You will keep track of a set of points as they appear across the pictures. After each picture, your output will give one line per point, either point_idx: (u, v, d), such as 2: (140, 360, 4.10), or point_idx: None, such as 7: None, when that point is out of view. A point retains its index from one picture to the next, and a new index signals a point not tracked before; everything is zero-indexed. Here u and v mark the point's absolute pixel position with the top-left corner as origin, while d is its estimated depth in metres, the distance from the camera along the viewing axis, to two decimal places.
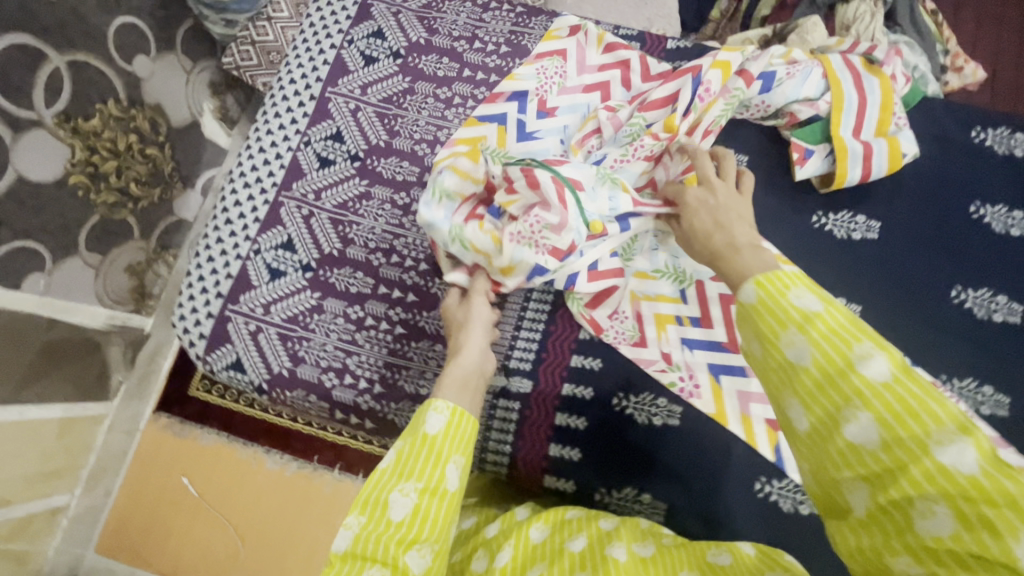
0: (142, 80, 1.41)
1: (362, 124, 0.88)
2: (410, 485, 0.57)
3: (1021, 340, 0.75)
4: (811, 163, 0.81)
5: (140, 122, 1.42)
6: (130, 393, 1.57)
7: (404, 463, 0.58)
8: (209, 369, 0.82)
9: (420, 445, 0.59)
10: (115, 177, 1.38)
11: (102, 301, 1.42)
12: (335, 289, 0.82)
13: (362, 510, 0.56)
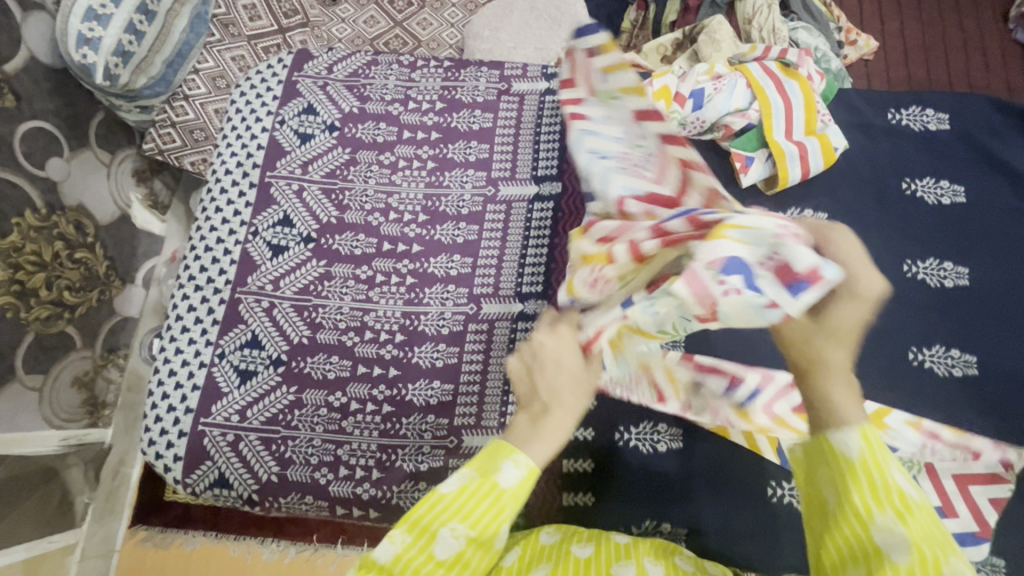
0: (59, 184, 1.33)
1: (309, 204, 0.86)
2: (462, 528, 0.51)
3: (973, 299, 0.80)
4: (754, 169, 0.84)
5: (64, 227, 1.34)
6: (99, 513, 1.46)
7: (467, 501, 0.52)
8: (191, 491, 0.76)
9: (487, 489, 0.52)
10: (45, 290, 1.29)
11: (53, 423, 1.34)
12: (312, 379, 0.78)
13: (410, 530, 0.52)
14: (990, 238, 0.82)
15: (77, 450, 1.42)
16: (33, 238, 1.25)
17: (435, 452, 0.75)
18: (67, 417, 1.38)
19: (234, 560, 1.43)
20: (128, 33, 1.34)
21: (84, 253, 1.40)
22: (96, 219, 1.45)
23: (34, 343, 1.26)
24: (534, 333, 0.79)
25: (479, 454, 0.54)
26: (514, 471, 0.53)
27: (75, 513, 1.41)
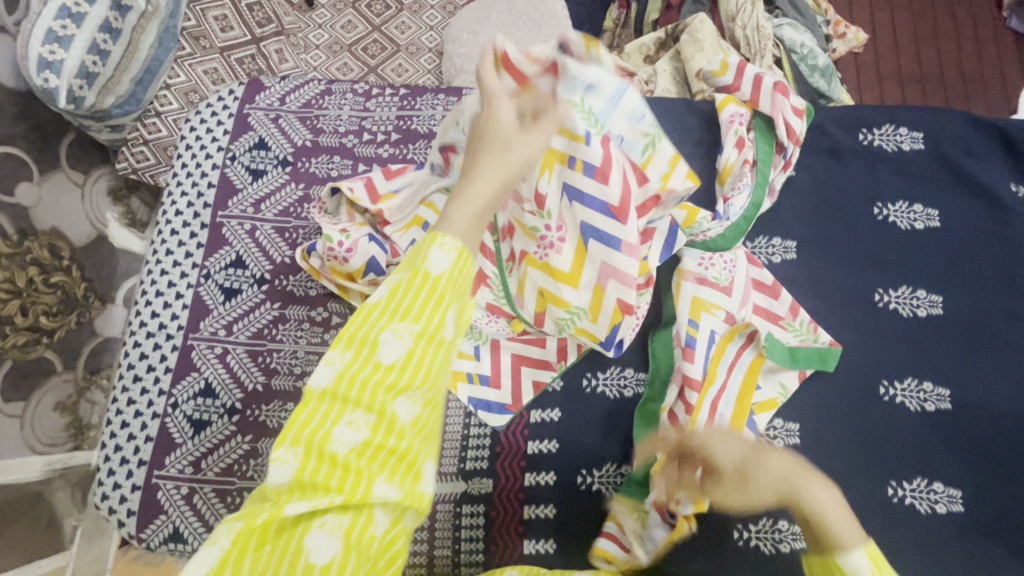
0: (30, 209, 1.31)
1: (262, 244, 0.83)
2: (405, 327, 0.51)
3: (947, 329, 0.77)
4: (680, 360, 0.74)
5: (38, 251, 1.32)
6: (88, 535, 1.46)
7: (398, 301, 0.52)
8: (147, 545, 0.75)
9: (418, 282, 0.52)
10: (21, 317, 1.27)
11: (35, 449, 1.33)
12: (267, 428, 0.76)
13: (349, 348, 0.52)
14: (967, 264, 0.80)
15: (62, 475, 1.41)
16: (5, 266, 1.23)
17: None
18: (50, 442, 1.37)
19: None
20: (91, 53, 1.31)
21: (61, 277, 1.39)
22: (72, 242, 1.43)
23: (13, 370, 1.26)
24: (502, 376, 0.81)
25: (409, 256, 0.54)
26: (443, 257, 0.52)
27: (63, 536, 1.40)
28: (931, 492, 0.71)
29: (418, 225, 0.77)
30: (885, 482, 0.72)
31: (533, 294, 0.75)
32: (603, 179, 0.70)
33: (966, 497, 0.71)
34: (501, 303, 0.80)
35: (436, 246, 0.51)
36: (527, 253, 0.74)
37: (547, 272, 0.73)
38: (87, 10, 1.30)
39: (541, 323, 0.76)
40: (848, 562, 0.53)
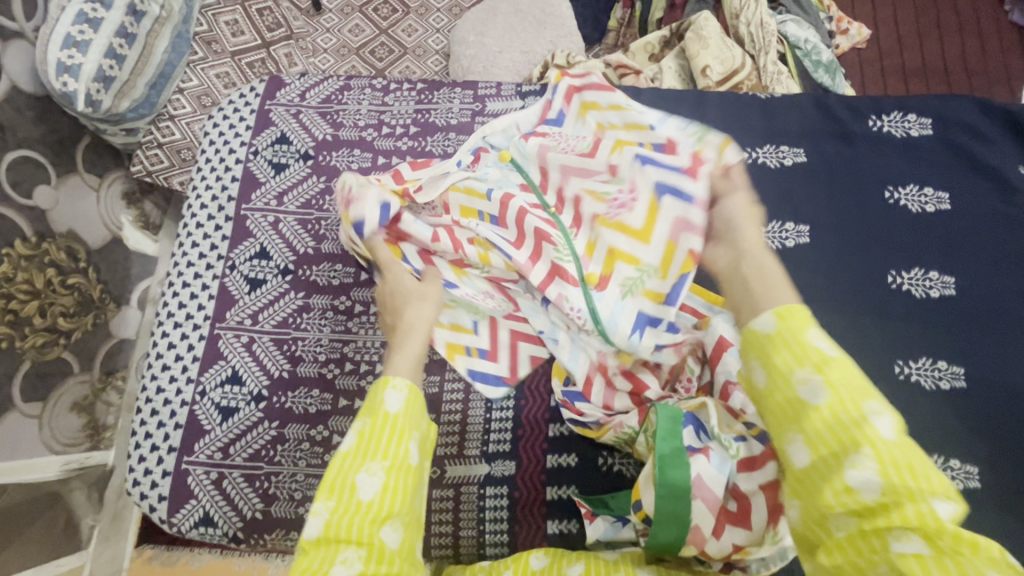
0: (48, 212, 1.33)
1: (285, 235, 0.85)
2: (377, 465, 0.58)
3: (960, 309, 0.79)
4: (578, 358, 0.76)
5: (56, 253, 1.34)
6: (106, 535, 1.48)
7: (365, 445, 0.59)
8: (177, 530, 0.76)
9: (381, 422, 0.60)
10: (39, 318, 1.30)
11: (54, 448, 1.35)
12: (293, 414, 0.78)
13: (331, 496, 0.57)
14: (978, 245, 0.81)
15: (79, 475, 1.43)
16: (24, 267, 1.25)
17: None
18: (68, 442, 1.40)
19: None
20: (107, 58, 1.34)
21: (78, 279, 1.41)
22: (88, 244, 1.45)
23: (31, 370, 1.28)
24: None
25: (365, 405, 0.63)
26: (397, 397, 0.62)
27: (81, 536, 1.42)
28: (949, 469, 0.72)
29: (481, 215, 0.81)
30: None
31: (603, 254, 0.76)
32: (671, 151, 0.73)
33: (984, 473, 0.72)
34: (564, 262, 0.76)
35: (390, 389, 0.62)
36: (597, 216, 0.77)
37: (619, 229, 0.75)
38: (104, 15, 1.33)
39: (604, 285, 0.75)
40: (859, 476, 0.48)
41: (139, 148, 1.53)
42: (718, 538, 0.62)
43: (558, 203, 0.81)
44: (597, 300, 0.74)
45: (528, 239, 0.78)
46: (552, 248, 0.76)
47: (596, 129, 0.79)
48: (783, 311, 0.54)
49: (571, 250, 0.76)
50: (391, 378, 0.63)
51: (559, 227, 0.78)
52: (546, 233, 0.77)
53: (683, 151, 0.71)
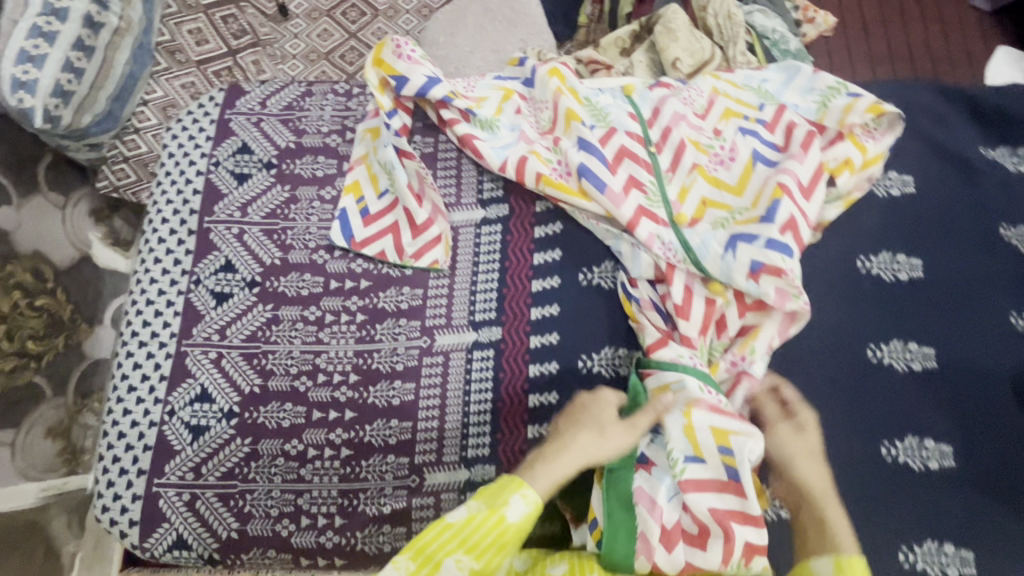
0: (11, 233, 1.28)
1: (250, 246, 0.83)
2: (468, 559, 0.61)
3: (929, 290, 0.79)
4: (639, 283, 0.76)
5: (22, 275, 1.30)
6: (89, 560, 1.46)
7: (470, 533, 0.62)
8: (150, 554, 0.74)
9: (493, 523, 0.62)
10: (8, 343, 1.26)
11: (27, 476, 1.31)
12: (266, 429, 0.76)
13: (415, 557, 0.61)
14: (945, 226, 0.82)
15: (58, 500, 1.39)
16: None
17: (397, 493, 0.74)
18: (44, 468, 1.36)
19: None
20: (65, 73, 1.30)
21: (46, 300, 1.37)
22: (55, 264, 1.40)
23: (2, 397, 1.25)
24: (492, 347, 0.79)
25: (488, 490, 0.64)
26: (519, 506, 0.64)
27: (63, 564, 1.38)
28: (923, 449, 0.74)
29: (577, 120, 0.84)
30: (878, 441, 0.75)
31: (696, 201, 0.81)
32: (770, 126, 0.84)
33: (957, 452, 0.73)
34: (653, 207, 0.80)
35: (518, 499, 0.63)
36: (698, 166, 0.83)
37: (714, 182, 0.82)
38: (60, 28, 1.30)
39: (696, 224, 0.79)
40: None
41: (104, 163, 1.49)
42: (669, 553, 0.64)
43: (660, 139, 0.85)
44: (687, 234, 0.78)
45: (621, 172, 0.82)
46: (643, 195, 0.81)
47: (712, 92, 0.89)
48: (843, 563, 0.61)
49: (662, 195, 0.81)
50: (522, 488, 0.64)
51: (654, 171, 0.82)
52: (636, 182, 0.81)
53: (782, 126, 0.83)
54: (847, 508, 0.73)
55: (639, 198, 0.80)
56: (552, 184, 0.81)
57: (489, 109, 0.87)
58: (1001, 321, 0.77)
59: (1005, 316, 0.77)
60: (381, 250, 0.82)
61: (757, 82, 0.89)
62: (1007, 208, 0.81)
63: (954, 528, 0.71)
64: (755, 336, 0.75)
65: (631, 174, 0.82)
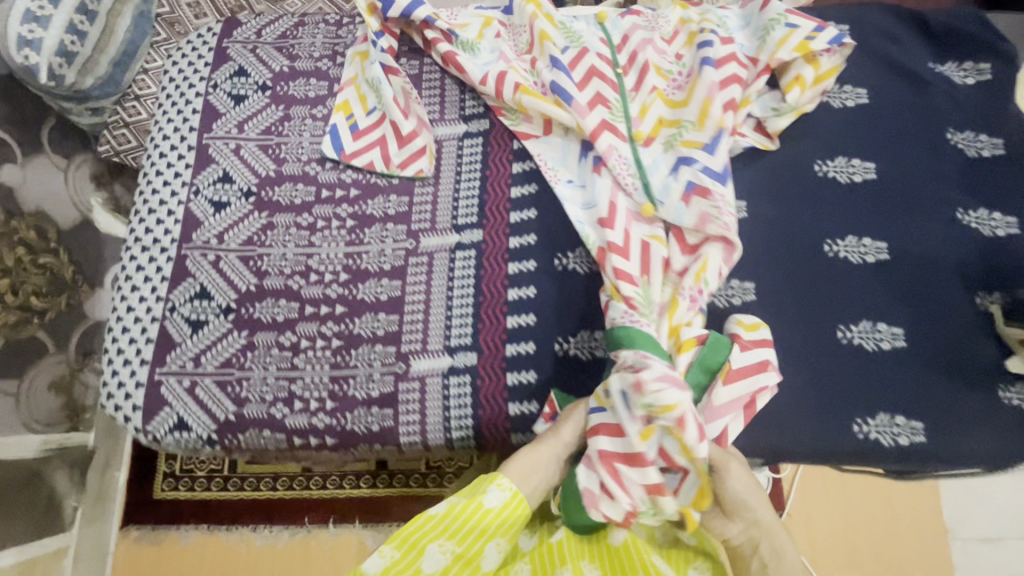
0: (16, 189, 1.35)
1: (246, 159, 0.88)
2: (450, 544, 0.69)
3: (883, 191, 0.84)
4: (594, 230, 0.82)
5: (25, 232, 1.37)
6: (91, 516, 1.63)
7: (451, 522, 0.69)
8: (153, 438, 0.78)
9: (473, 512, 0.69)
10: (12, 296, 1.36)
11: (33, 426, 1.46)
12: (262, 323, 0.81)
13: (400, 547, 0.68)
14: (900, 131, 0.87)
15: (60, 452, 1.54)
16: None
17: (385, 378, 0.79)
18: (48, 421, 1.50)
19: (230, 547, 1.65)
20: (71, 35, 1.31)
21: (49, 259, 1.46)
22: (58, 224, 1.47)
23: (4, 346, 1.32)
24: (474, 247, 0.84)
25: (468, 487, 0.72)
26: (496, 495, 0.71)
27: (64, 517, 1.56)
28: (876, 331, 0.79)
29: (548, 42, 0.89)
30: (835, 326, 0.80)
31: (653, 119, 0.86)
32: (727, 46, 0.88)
33: (908, 334, 0.79)
34: (615, 121, 0.86)
35: (495, 489, 0.71)
36: (657, 89, 0.88)
37: (667, 103, 0.87)
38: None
39: (649, 143, 0.86)
40: None
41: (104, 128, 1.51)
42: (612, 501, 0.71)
43: (627, 63, 0.91)
44: (641, 153, 0.85)
45: (588, 90, 0.87)
46: (608, 110, 0.86)
47: (678, 23, 0.93)
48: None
49: (625, 111, 0.87)
50: (498, 478, 0.72)
51: (620, 90, 0.88)
52: (602, 99, 0.87)
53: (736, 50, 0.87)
54: (804, 386, 0.78)
55: (603, 113, 0.86)
56: (529, 93, 0.86)
57: (472, 32, 0.94)
58: (948, 216, 0.83)
59: (951, 212, 0.83)
60: (370, 161, 0.88)
61: (720, 13, 0.93)
62: (954, 115, 0.87)
63: (899, 399, 0.77)
64: (704, 267, 0.78)
65: (597, 92, 0.87)
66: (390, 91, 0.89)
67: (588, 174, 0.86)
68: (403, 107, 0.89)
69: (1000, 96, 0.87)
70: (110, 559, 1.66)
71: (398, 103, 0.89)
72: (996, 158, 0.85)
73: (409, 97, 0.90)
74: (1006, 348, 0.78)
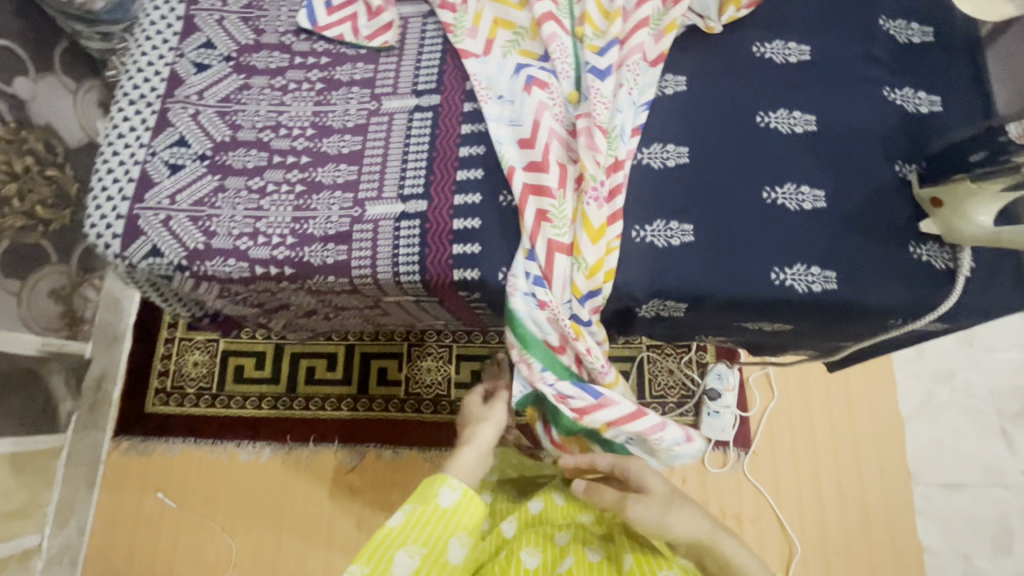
0: (26, 101, 1.40)
1: (228, 29, 0.97)
2: (416, 547, 0.79)
3: (816, 71, 0.90)
4: (516, 151, 0.86)
5: (34, 143, 1.43)
6: (83, 423, 1.63)
7: (413, 527, 0.80)
8: (129, 264, 0.86)
9: (431, 512, 0.82)
10: (19, 202, 1.40)
11: (32, 328, 1.47)
12: (233, 169, 0.89)
13: (369, 562, 0.76)
14: (836, 19, 0.92)
15: (57, 357, 1.54)
16: (4, 150, 1.35)
17: (342, 220, 0.86)
18: (46, 325, 1.51)
19: (214, 461, 1.67)
20: None
21: (55, 172, 1.50)
22: (66, 141, 1.53)
23: (10, 248, 1.38)
24: (431, 109, 0.91)
25: (421, 496, 0.84)
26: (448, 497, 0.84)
27: (59, 419, 1.56)
28: (799, 193, 0.85)
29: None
30: (761, 187, 0.85)
31: (593, 14, 0.89)
32: None
33: (829, 197, 0.84)
34: (561, 17, 0.90)
35: (446, 488, 0.84)
36: None
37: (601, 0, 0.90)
38: None
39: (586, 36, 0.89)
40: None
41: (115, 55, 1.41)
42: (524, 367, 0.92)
43: None
44: (579, 52, 0.89)
45: None
46: (552, 6, 0.90)
47: None
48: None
49: (570, 10, 0.90)
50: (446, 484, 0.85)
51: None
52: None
53: None
54: (729, 238, 0.84)
55: (548, 8, 0.89)
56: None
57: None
58: (876, 94, 0.88)
59: (879, 90, 0.88)
60: (340, 34, 0.95)
61: None
62: (888, 5, 0.93)
63: (818, 252, 0.82)
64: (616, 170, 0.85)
65: None
66: None
67: (519, 91, 0.88)
68: None
69: None
70: (101, 469, 1.67)
71: None
72: (924, 44, 0.90)
73: None
74: (920, 210, 0.83)
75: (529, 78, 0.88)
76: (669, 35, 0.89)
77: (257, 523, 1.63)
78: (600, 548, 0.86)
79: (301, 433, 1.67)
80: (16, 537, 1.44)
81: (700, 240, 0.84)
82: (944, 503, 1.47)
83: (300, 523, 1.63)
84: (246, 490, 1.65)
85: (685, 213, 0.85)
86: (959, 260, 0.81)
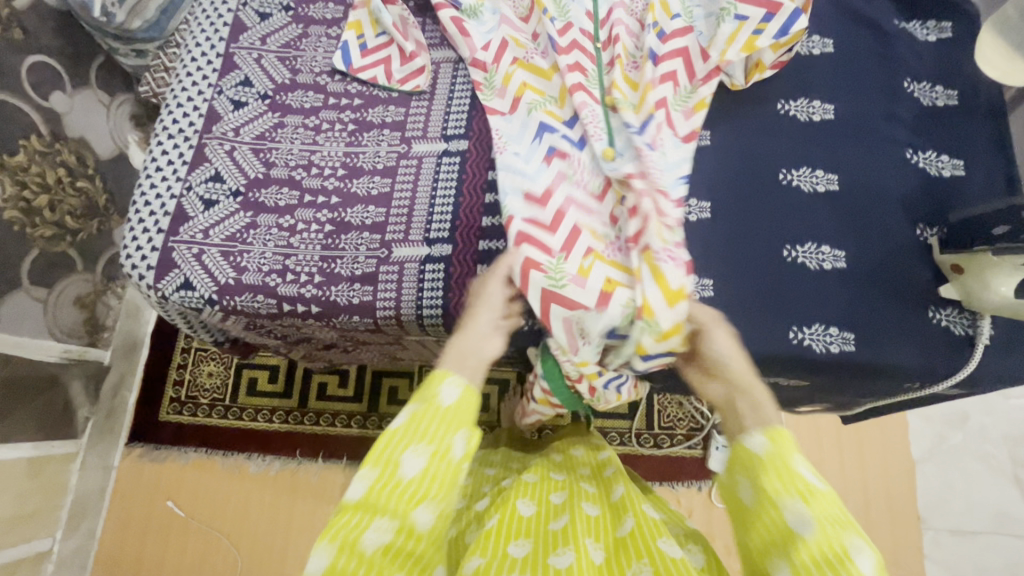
0: (62, 115, 1.44)
1: (266, 68, 1.01)
2: (423, 446, 0.64)
3: (838, 129, 0.91)
4: (521, 204, 0.86)
5: (67, 155, 1.46)
6: (99, 430, 1.65)
7: (415, 427, 0.65)
8: (162, 295, 0.89)
9: (432, 411, 0.65)
10: (49, 212, 1.43)
11: (55, 335, 1.49)
12: (265, 206, 0.92)
13: (376, 465, 0.63)
14: (860, 78, 0.94)
15: (77, 364, 1.57)
16: (38, 161, 1.38)
17: (368, 260, 0.88)
18: (69, 332, 1.54)
19: (224, 473, 1.68)
20: None
21: (85, 183, 1.54)
22: (97, 154, 1.56)
23: (39, 258, 1.41)
24: (458, 155, 0.94)
25: (419, 391, 0.68)
26: (452, 391, 0.67)
27: (76, 426, 1.59)
28: (820, 252, 0.86)
29: (543, 11, 0.93)
30: (782, 245, 0.86)
31: (623, 84, 0.90)
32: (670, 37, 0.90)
33: (849, 257, 0.85)
34: (589, 87, 0.90)
35: (448, 383, 0.67)
36: (617, 59, 0.91)
37: (625, 77, 0.91)
38: None
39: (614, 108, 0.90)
40: (667, 546, 0.71)
41: (148, 73, 1.44)
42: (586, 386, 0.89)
43: (606, 38, 0.93)
44: (610, 118, 0.89)
45: (568, 52, 0.91)
46: (583, 76, 0.91)
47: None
48: (772, 434, 0.63)
49: (599, 79, 0.91)
50: (448, 376, 0.68)
51: (597, 61, 0.92)
52: (579, 67, 0.91)
53: (675, 41, 0.90)
54: (750, 292, 0.85)
55: (580, 78, 0.90)
56: (521, 67, 0.93)
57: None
58: (899, 155, 0.89)
59: (902, 152, 0.89)
60: (373, 76, 0.98)
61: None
62: (912, 67, 0.94)
63: (837, 312, 0.83)
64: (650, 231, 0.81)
65: (576, 61, 0.91)
66: (390, 15, 0.97)
67: (538, 159, 0.89)
68: (404, 32, 0.98)
69: (957, 54, 0.94)
70: (114, 475, 1.70)
71: (401, 27, 0.98)
72: (949, 106, 0.92)
73: (411, 22, 0.98)
74: (941, 274, 0.84)
75: (552, 150, 0.89)
76: (698, 113, 0.89)
77: (262, 526, 1.64)
78: (597, 505, 0.85)
79: (311, 449, 1.67)
80: (30, 541, 1.46)
81: (720, 295, 0.85)
82: (956, 553, 1.45)
83: (305, 539, 1.62)
84: (253, 502, 1.66)
85: (706, 267, 0.86)
86: (979, 328, 0.81)
